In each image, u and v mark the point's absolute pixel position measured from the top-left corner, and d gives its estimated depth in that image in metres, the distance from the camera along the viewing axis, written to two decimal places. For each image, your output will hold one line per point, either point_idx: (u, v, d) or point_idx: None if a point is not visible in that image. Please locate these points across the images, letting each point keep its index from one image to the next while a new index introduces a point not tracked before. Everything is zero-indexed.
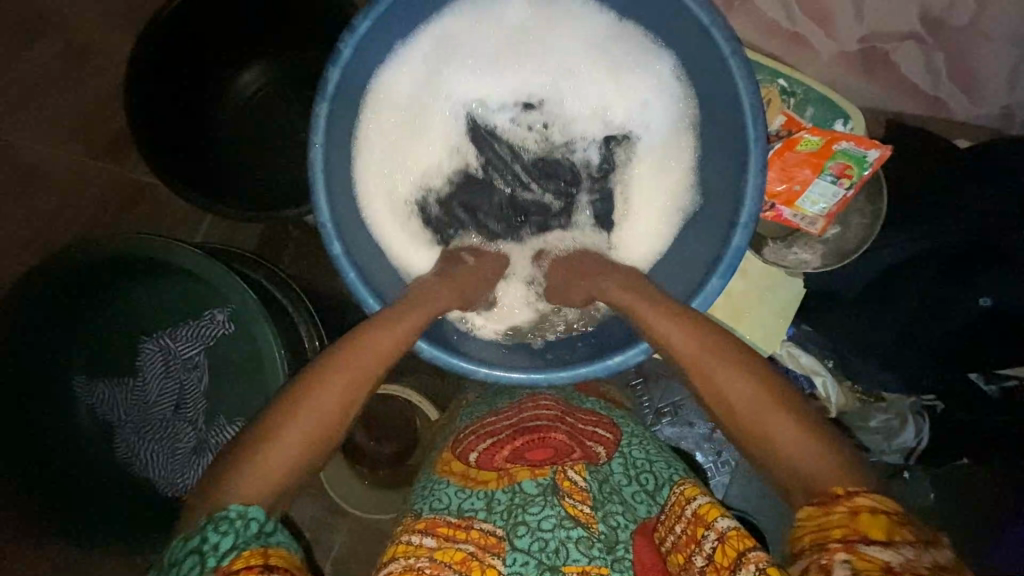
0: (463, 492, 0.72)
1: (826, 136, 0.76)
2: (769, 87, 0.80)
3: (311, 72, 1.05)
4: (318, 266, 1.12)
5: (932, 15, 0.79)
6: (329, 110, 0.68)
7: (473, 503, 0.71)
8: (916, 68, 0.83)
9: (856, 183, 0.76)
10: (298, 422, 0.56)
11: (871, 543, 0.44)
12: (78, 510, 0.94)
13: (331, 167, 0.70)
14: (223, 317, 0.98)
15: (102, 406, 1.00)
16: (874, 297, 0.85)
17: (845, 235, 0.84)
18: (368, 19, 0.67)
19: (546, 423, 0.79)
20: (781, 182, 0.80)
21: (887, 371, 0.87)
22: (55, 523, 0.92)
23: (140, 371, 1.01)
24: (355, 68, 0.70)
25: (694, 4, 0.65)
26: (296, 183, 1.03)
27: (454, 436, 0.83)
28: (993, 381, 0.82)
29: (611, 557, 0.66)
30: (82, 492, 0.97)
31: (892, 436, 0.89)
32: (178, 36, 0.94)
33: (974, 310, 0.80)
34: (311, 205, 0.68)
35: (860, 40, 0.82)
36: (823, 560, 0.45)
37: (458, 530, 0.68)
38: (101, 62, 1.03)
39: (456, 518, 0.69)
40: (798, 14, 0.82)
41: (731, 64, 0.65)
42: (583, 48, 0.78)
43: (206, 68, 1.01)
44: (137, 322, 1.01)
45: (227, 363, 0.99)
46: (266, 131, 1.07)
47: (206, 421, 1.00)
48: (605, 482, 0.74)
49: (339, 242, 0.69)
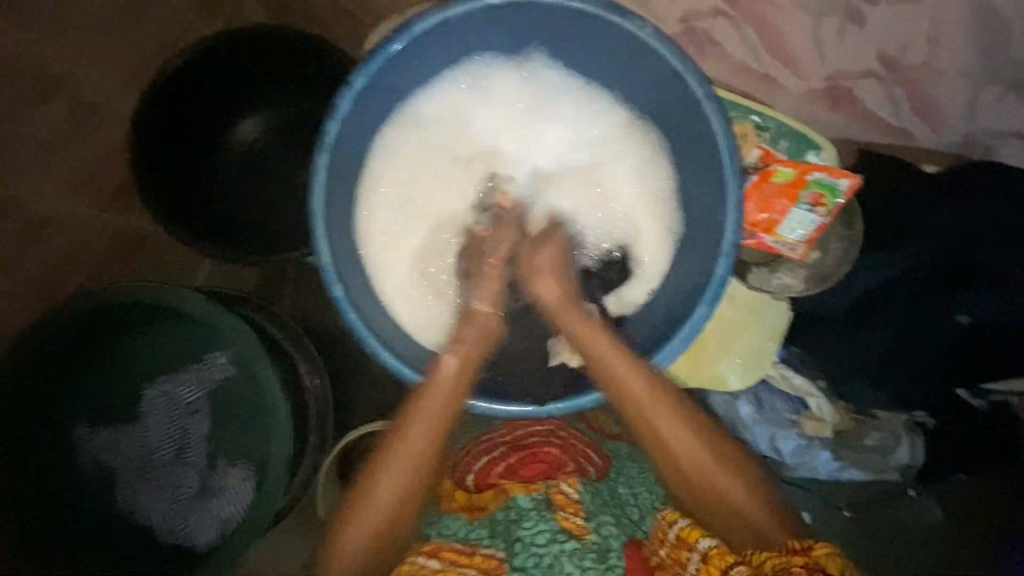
0: (468, 521, 0.75)
1: (799, 167, 0.81)
2: (743, 123, 0.84)
3: (304, 121, 1.09)
4: (315, 305, 1.15)
5: (888, 55, 0.83)
6: (329, 162, 0.71)
7: (478, 532, 0.74)
8: (881, 100, 0.86)
9: (831, 212, 0.80)
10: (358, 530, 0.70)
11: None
12: (80, 531, 0.98)
13: (332, 215, 0.73)
14: (225, 360, 1.00)
15: (105, 452, 1.00)
16: (860, 314, 0.87)
17: (825, 260, 0.88)
18: (363, 75, 0.70)
19: (539, 439, 0.83)
20: (760, 212, 0.83)
21: (877, 389, 0.88)
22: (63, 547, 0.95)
23: (143, 416, 1.01)
24: (352, 122, 0.73)
25: (668, 52, 0.68)
26: (296, 226, 1.07)
27: (449, 459, 0.84)
28: (981, 396, 0.86)
29: (603, 565, 0.69)
30: (81, 516, 0.99)
31: (888, 453, 0.92)
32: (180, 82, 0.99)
33: (952, 329, 0.83)
34: (313, 251, 0.70)
35: (825, 78, 0.86)
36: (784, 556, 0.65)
37: (464, 556, 0.71)
38: (99, 114, 1.05)
39: (465, 545, 0.72)
40: (765, 55, 0.86)
41: (704, 105, 0.69)
42: (563, 98, 0.82)
43: (202, 121, 1.06)
44: (137, 367, 1.02)
45: (231, 402, 1.01)
46: (260, 175, 1.11)
47: (209, 466, 1.01)
48: (597, 493, 0.76)
49: (341, 286, 0.72)
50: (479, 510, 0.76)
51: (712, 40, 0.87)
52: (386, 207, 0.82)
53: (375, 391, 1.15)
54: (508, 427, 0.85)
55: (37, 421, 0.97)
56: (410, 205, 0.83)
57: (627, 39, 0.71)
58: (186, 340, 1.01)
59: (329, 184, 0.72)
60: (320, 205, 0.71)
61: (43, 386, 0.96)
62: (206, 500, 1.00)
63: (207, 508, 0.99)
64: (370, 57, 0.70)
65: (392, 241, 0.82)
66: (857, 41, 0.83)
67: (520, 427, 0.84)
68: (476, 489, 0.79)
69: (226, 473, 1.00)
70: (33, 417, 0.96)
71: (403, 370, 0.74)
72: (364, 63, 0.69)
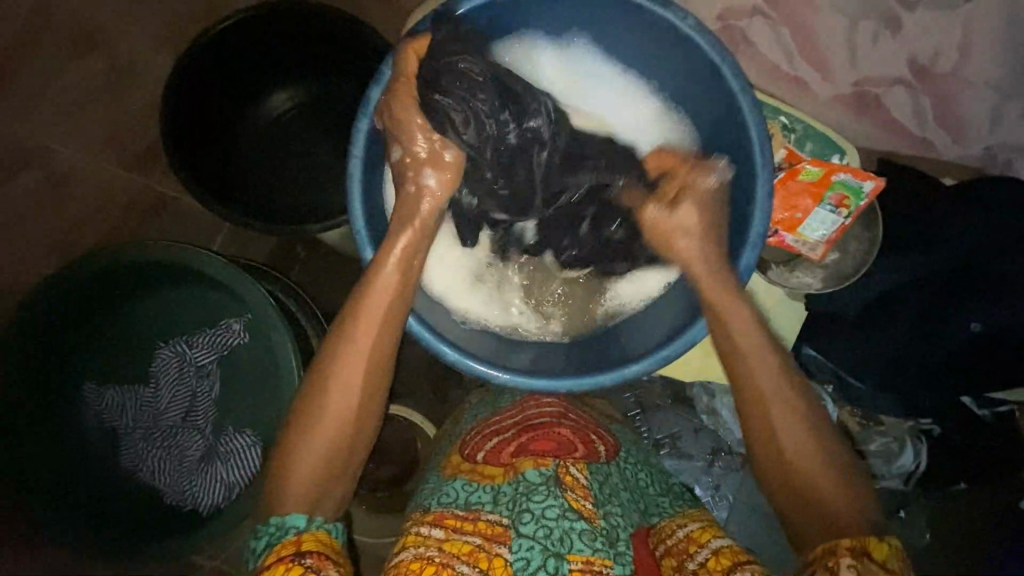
0: (471, 487, 0.76)
1: (825, 167, 0.83)
2: (771, 124, 0.86)
3: (336, 98, 1.11)
4: (329, 283, 1.16)
5: (920, 62, 0.85)
6: (368, 129, 0.74)
7: (481, 497, 0.74)
8: (906, 109, 0.88)
9: (853, 213, 0.83)
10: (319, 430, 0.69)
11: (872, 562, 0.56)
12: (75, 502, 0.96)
13: (367, 180, 0.76)
14: (240, 326, 0.99)
15: (110, 411, 1.00)
16: (873, 319, 0.89)
17: (843, 261, 0.89)
18: (409, 46, 0.73)
19: (551, 421, 0.84)
20: (784, 210, 0.85)
21: (884, 394, 0.90)
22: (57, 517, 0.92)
23: (154, 377, 1.01)
24: (394, 91, 0.76)
25: (707, 45, 0.71)
26: (321, 200, 1.09)
27: (461, 442, 0.86)
28: (987, 406, 0.88)
29: (614, 550, 0.67)
30: (86, 489, 0.98)
31: (892, 458, 0.91)
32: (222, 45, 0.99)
33: (965, 337, 0.84)
34: (348, 214, 0.73)
35: (853, 84, 0.88)
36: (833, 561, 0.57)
37: (467, 522, 0.70)
38: (136, 73, 1.06)
39: (464, 511, 0.72)
40: (797, 58, 0.88)
41: (739, 98, 0.71)
42: (587, 79, 0.83)
43: (237, 85, 1.07)
44: (154, 329, 1.03)
45: (242, 367, 1.02)
46: (290, 146, 1.12)
47: (214, 431, 1.01)
48: (604, 483, 0.77)
49: (371, 250, 0.75)
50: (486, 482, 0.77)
51: (747, 41, 0.89)
52: None
53: None
54: (519, 410, 0.86)
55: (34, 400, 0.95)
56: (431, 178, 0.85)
57: (670, 30, 0.73)
58: (202, 304, 1.02)
59: (367, 149, 0.75)
60: (357, 169, 0.74)
61: (50, 354, 0.96)
62: (211, 462, 1.00)
63: (213, 470, 0.99)
64: (418, 28, 0.72)
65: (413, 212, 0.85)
66: (888, 47, 0.85)
67: (531, 410, 0.86)
68: (485, 466, 0.80)
69: (232, 438, 1.00)
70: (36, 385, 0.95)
71: (427, 337, 0.77)
72: (411, 33, 0.72)
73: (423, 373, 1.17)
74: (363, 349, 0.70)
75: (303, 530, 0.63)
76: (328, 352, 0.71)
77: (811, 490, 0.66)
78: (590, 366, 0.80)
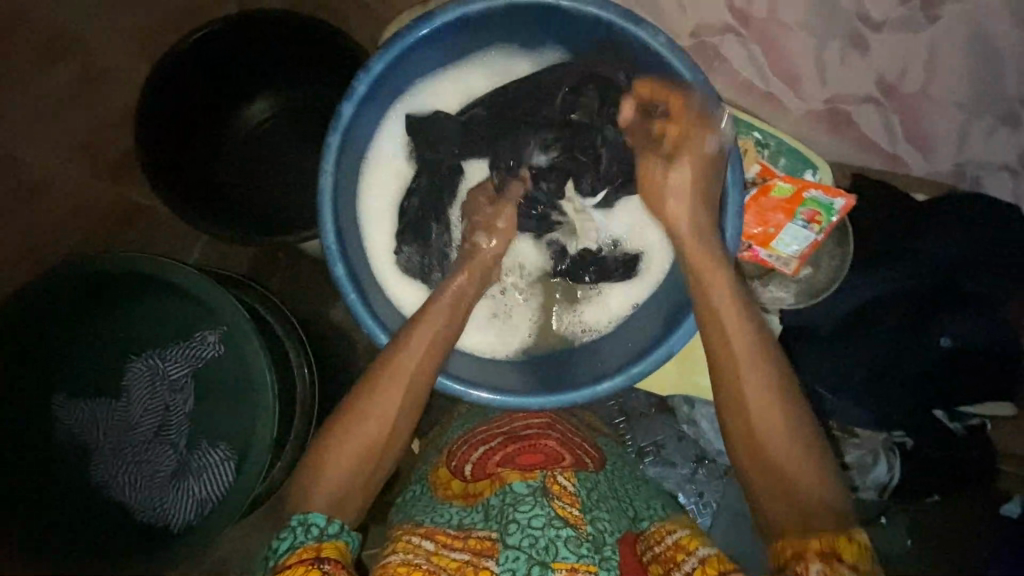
0: (464, 509, 0.74)
1: (797, 184, 0.85)
2: (745, 140, 0.87)
3: (316, 107, 1.10)
4: (310, 294, 1.16)
5: (888, 81, 0.85)
6: (339, 144, 0.74)
7: (472, 518, 0.73)
8: (877, 125, 0.89)
9: (824, 229, 0.84)
10: (350, 442, 0.68)
11: (843, 562, 0.54)
12: (59, 512, 0.97)
13: (339, 194, 0.76)
14: (215, 338, 0.98)
15: (82, 427, 0.98)
16: (847, 333, 0.89)
17: (816, 276, 0.91)
18: (381, 61, 0.73)
19: (538, 431, 0.84)
20: (757, 225, 0.86)
21: (860, 407, 0.89)
22: (40, 525, 0.94)
23: (126, 390, 1.00)
24: (365, 105, 0.75)
25: (679, 61, 0.71)
26: (301, 210, 1.08)
27: (448, 449, 0.85)
28: (959, 419, 0.89)
29: (599, 556, 0.67)
30: (63, 502, 0.98)
31: (866, 471, 0.92)
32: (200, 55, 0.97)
33: (938, 351, 0.85)
34: (319, 229, 0.73)
35: (825, 101, 0.89)
36: (800, 567, 0.55)
37: (459, 539, 0.70)
38: (112, 83, 1.05)
39: (456, 529, 0.71)
40: (771, 75, 0.89)
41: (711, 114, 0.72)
42: (546, 79, 0.84)
43: (215, 94, 1.05)
44: (130, 340, 1.01)
45: (218, 381, 1.00)
46: (270, 156, 1.12)
47: (189, 445, 1.00)
48: (592, 490, 0.77)
49: (342, 265, 0.75)
50: (475, 500, 0.76)
51: (722, 58, 0.90)
52: (388, 186, 0.87)
53: None
54: (507, 418, 0.86)
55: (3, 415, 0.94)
56: (393, 194, 0.88)
57: (642, 48, 0.74)
58: (176, 316, 1.00)
59: (338, 164, 0.75)
60: (328, 183, 0.74)
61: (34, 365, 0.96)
62: (183, 478, 0.98)
63: (185, 486, 0.97)
64: (389, 43, 0.72)
65: (381, 224, 0.87)
66: (857, 66, 0.84)
67: (518, 419, 0.86)
68: (472, 479, 0.79)
69: (206, 453, 0.98)
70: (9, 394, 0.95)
71: None
72: (384, 49, 0.72)
73: None
74: (410, 370, 0.71)
75: (323, 536, 0.62)
76: (372, 369, 0.71)
77: (789, 489, 0.61)
78: (567, 380, 0.80)
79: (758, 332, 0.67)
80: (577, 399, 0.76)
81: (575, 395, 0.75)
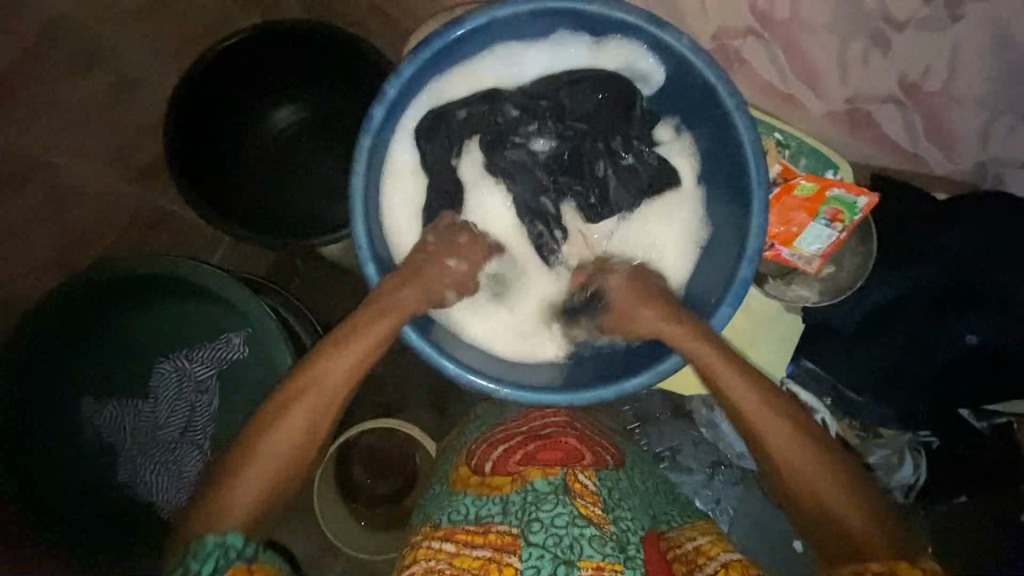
0: (480, 500, 0.74)
1: (819, 183, 0.84)
2: (766, 140, 0.88)
3: (340, 113, 1.12)
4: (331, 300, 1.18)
5: (910, 79, 0.84)
6: (371, 146, 0.76)
7: (491, 509, 0.72)
8: (898, 124, 0.90)
9: (848, 227, 0.83)
10: (277, 436, 0.68)
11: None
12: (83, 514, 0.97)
13: (369, 194, 0.78)
14: (240, 340, 0.99)
15: (108, 426, 1.00)
16: (868, 332, 0.90)
17: (839, 275, 0.91)
18: (411, 64, 0.75)
19: (557, 430, 0.83)
20: (779, 224, 0.88)
21: (879, 404, 0.91)
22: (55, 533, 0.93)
23: (153, 391, 1.01)
24: (395, 108, 0.78)
25: (703, 63, 0.73)
26: (324, 215, 1.10)
27: (466, 449, 0.85)
28: (983, 417, 0.88)
29: (624, 555, 0.67)
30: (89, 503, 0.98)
31: (893, 471, 0.90)
32: (232, 63, 1.01)
33: (965, 345, 0.86)
34: (350, 229, 0.75)
35: (847, 100, 0.89)
36: None
37: (478, 536, 0.69)
38: (141, 90, 1.07)
39: (474, 524, 0.70)
40: (791, 76, 0.90)
41: (734, 114, 0.74)
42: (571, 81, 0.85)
43: (244, 101, 1.08)
44: (157, 342, 1.02)
45: (242, 383, 1.01)
46: (293, 162, 1.14)
47: (214, 446, 1.01)
48: (614, 488, 0.77)
49: (372, 265, 0.77)
50: (493, 492, 0.75)
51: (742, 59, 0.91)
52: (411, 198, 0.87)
53: (386, 385, 1.18)
54: (526, 418, 0.86)
55: (27, 416, 0.95)
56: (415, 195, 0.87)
57: (667, 48, 0.76)
58: (201, 318, 1.01)
59: (369, 164, 0.77)
60: (359, 184, 0.76)
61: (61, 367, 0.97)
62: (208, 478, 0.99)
63: None
64: (420, 47, 0.75)
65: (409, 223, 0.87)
66: (880, 66, 0.84)
67: (536, 419, 0.85)
68: (491, 474, 0.78)
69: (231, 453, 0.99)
70: (32, 403, 0.95)
71: (427, 351, 0.77)
72: (414, 53, 0.74)
73: (423, 387, 1.18)
74: (346, 363, 0.71)
75: (247, 557, 0.59)
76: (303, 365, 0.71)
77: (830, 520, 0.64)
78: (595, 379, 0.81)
79: (761, 384, 0.71)
80: (606, 396, 0.78)
81: (603, 392, 0.76)
